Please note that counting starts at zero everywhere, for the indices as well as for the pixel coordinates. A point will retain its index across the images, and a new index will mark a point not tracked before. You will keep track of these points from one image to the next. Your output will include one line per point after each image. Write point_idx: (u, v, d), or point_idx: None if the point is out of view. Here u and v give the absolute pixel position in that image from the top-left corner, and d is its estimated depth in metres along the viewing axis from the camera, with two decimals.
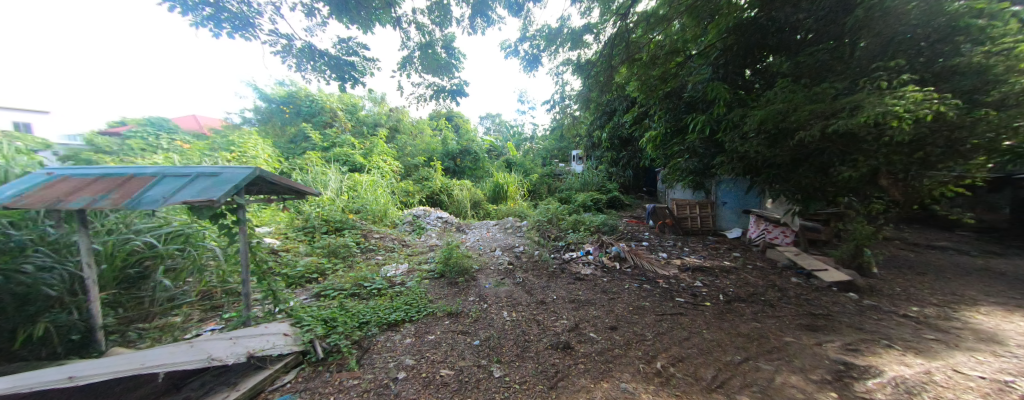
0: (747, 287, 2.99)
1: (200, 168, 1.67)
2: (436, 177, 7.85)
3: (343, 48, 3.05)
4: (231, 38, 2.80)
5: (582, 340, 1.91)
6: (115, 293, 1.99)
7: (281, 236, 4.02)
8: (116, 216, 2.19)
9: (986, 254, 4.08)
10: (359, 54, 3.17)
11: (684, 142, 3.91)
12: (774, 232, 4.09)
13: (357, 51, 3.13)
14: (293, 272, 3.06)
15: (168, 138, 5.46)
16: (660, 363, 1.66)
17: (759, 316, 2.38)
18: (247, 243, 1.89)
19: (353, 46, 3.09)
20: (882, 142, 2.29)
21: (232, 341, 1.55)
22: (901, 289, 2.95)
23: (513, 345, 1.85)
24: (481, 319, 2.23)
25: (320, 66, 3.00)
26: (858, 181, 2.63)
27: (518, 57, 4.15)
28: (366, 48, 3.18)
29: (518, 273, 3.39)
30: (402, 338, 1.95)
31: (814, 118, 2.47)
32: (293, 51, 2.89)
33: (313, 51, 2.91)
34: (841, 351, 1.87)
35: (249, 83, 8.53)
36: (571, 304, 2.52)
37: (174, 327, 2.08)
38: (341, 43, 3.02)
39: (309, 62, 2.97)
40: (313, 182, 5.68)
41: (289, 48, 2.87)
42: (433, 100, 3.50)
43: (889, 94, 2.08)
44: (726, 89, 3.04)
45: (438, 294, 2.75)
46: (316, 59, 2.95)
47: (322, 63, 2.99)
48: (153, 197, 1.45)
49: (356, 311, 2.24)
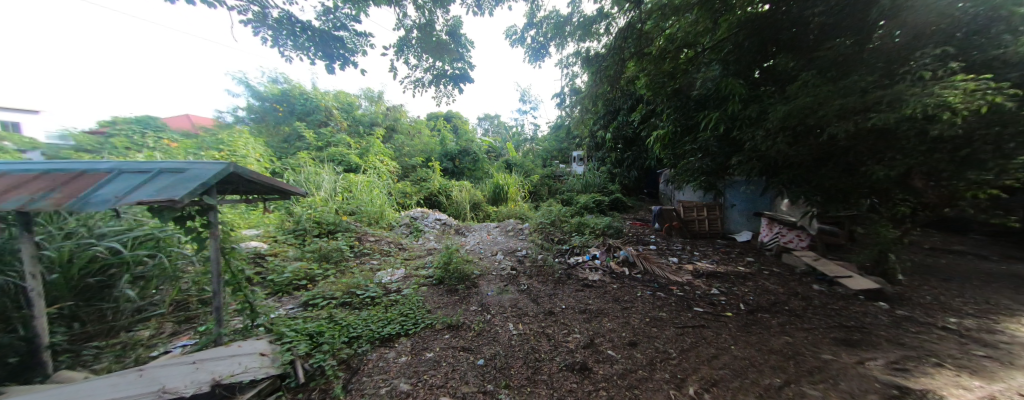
0: (767, 296, 2.80)
1: (163, 165, 1.45)
2: (435, 178, 7.63)
3: (328, 22, 2.84)
4: (191, 3, 2.57)
5: (600, 359, 1.70)
6: (71, 305, 1.75)
7: (270, 239, 3.80)
8: (77, 218, 1.96)
9: (1006, 259, 3.92)
10: (348, 28, 2.96)
11: (695, 141, 3.75)
12: (788, 236, 3.95)
13: (345, 24, 2.92)
14: (280, 279, 2.86)
15: (154, 136, 5.23)
16: (691, 389, 1.46)
17: (787, 329, 2.18)
18: (219, 251, 1.61)
19: (341, 18, 2.88)
20: (922, 138, 2.11)
21: (195, 366, 1.34)
22: (932, 298, 2.76)
23: (522, 366, 1.64)
24: (484, 333, 2.02)
25: (302, 42, 2.79)
26: (889, 182, 2.45)
27: (524, 45, 3.95)
28: (355, 21, 2.96)
29: (522, 279, 3.18)
30: (397, 356, 1.73)
31: (843, 114, 2.30)
32: (268, 22, 2.63)
33: (293, 24, 2.68)
34: (888, 371, 1.67)
35: (240, 79, 8.21)
36: (582, 315, 2.32)
37: (139, 345, 1.85)
38: (328, 14, 2.81)
39: (289, 37, 2.73)
40: (305, 182, 5.44)
41: (264, 17, 2.61)
42: (432, 86, 3.30)
43: (934, 85, 1.90)
44: (740, 85, 2.90)
45: (437, 303, 2.53)
46: (297, 34, 2.73)
47: (305, 40, 2.80)
48: (104, 197, 1.25)
49: (346, 324, 2.03)
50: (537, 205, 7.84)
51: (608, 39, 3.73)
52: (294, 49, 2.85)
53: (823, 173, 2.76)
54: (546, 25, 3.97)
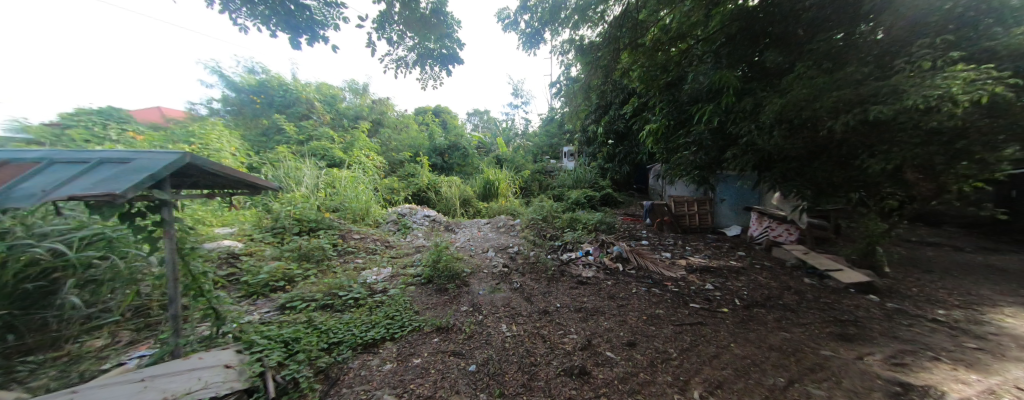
0: (760, 290, 2.78)
1: (102, 154, 1.24)
2: (423, 173, 7.41)
3: None
4: None
5: (599, 362, 1.61)
6: (3, 315, 1.51)
7: (245, 238, 3.58)
8: (11, 217, 1.72)
9: (979, 250, 4.07)
10: None
11: (689, 135, 3.70)
12: (778, 230, 3.97)
13: None
14: (255, 280, 2.67)
15: (118, 127, 4.85)
16: (696, 393, 1.39)
17: (783, 324, 2.16)
18: (175, 252, 1.41)
19: None
20: (917, 131, 2.10)
21: (142, 386, 1.16)
22: (918, 290, 2.80)
23: (516, 371, 1.54)
24: (476, 335, 1.91)
25: (261, 9, 2.54)
26: (881, 176, 2.45)
27: (517, 30, 3.80)
28: None
29: (515, 277, 3.07)
30: (381, 363, 1.60)
31: (839, 107, 2.28)
32: None
33: None
34: (888, 367, 1.66)
35: (214, 69, 7.73)
36: (578, 314, 2.23)
37: (88, 358, 1.65)
38: None
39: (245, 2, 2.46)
40: (285, 177, 5.16)
41: None
42: (417, 66, 3.13)
43: (932, 76, 1.88)
44: (735, 77, 2.85)
45: (425, 304, 2.40)
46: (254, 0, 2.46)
47: (263, 8, 2.55)
48: (28, 191, 1.05)
49: (326, 329, 1.88)
50: (528, 201, 7.73)
51: (603, 28, 3.52)
52: (251, 16, 2.61)
53: (817, 167, 2.74)
54: (541, 11, 3.72)
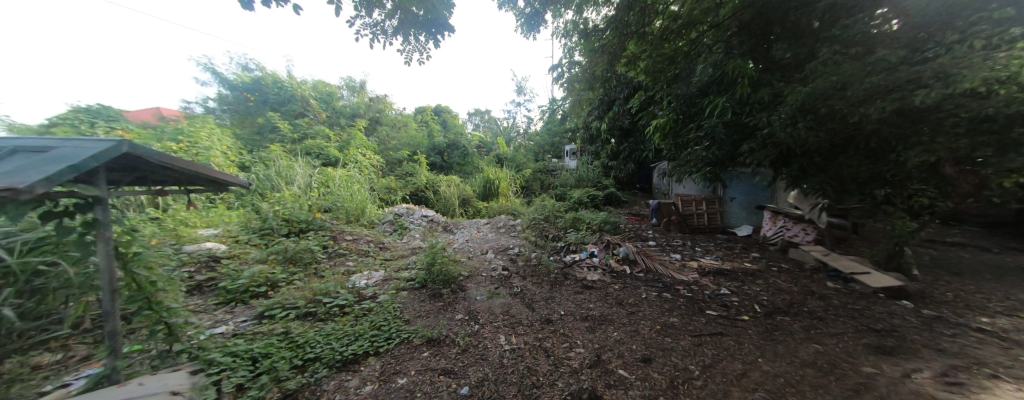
0: (781, 295, 2.56)
1: (24, 144, 1.05)
2: (421, 172, 7.21)
3: None
4: None
5: (611, 383, 1.41)
6: None
7: (229, 240, 3.39)
8: None
9: (1008, 251, 3.83)
10: None
11: (700, 130, 3.49)
12: (793, 230, 3.71)
13: None
14: (234, 286, 2.47)
15: (104, 125, 4.67)
16: None
17: (813, 335, 1.94)
18: (111, 258, 1.21)
19: None
20: (960, 119, 1.88)
21: None
22: (953, 295, 2.57)
23: (515, 395, 1.34)
24: (470, 349, 1.70)
25: None
26: (916, 170, 2.23)
27: (513, 9, 3.60)
28: None
29: (515, 281, 2.86)
30: (360, 386, 1.40)
31: (870, 94, 2.06)
32: None
33: None
34: (942, 387, 1.44)
35: (207, 66, 7.53)
36: (585, 323, 2.02)
37: (28, 377, 1.45)
38: None
39: None
40: (275, 176, 4.96)
41: None
42: (400, 35, 2.87)
43: (980, 57, 1.67)
44: (750, 66, 2.64)
45: (417, 311, 2.19)
46: None
47: None
48: None
49: (303, 342, 1.67)
50: (529, 200, 7.52)
51: (608, 9, 3.28)
52: None
53: (841, 161, 2.52)
54: None
